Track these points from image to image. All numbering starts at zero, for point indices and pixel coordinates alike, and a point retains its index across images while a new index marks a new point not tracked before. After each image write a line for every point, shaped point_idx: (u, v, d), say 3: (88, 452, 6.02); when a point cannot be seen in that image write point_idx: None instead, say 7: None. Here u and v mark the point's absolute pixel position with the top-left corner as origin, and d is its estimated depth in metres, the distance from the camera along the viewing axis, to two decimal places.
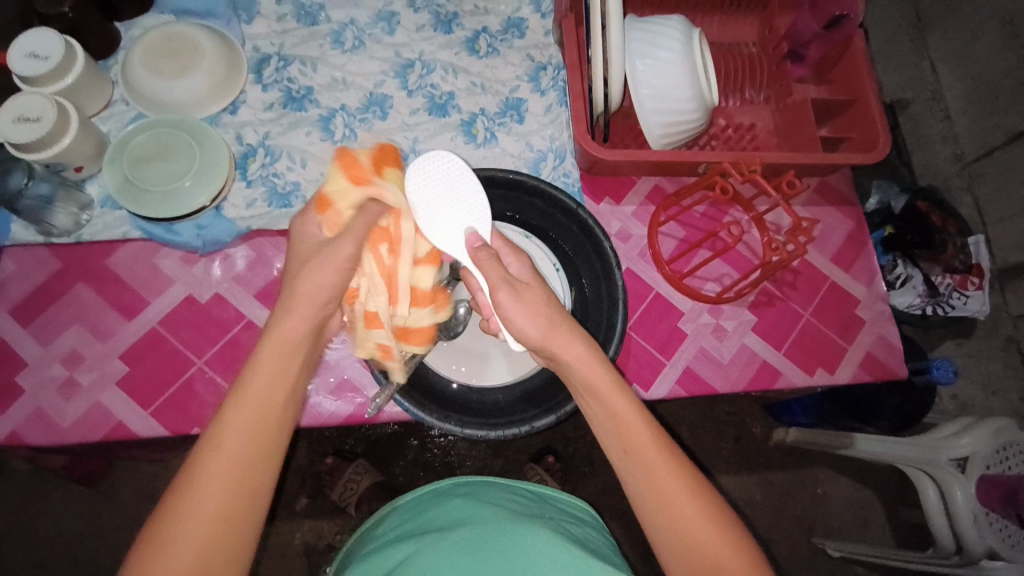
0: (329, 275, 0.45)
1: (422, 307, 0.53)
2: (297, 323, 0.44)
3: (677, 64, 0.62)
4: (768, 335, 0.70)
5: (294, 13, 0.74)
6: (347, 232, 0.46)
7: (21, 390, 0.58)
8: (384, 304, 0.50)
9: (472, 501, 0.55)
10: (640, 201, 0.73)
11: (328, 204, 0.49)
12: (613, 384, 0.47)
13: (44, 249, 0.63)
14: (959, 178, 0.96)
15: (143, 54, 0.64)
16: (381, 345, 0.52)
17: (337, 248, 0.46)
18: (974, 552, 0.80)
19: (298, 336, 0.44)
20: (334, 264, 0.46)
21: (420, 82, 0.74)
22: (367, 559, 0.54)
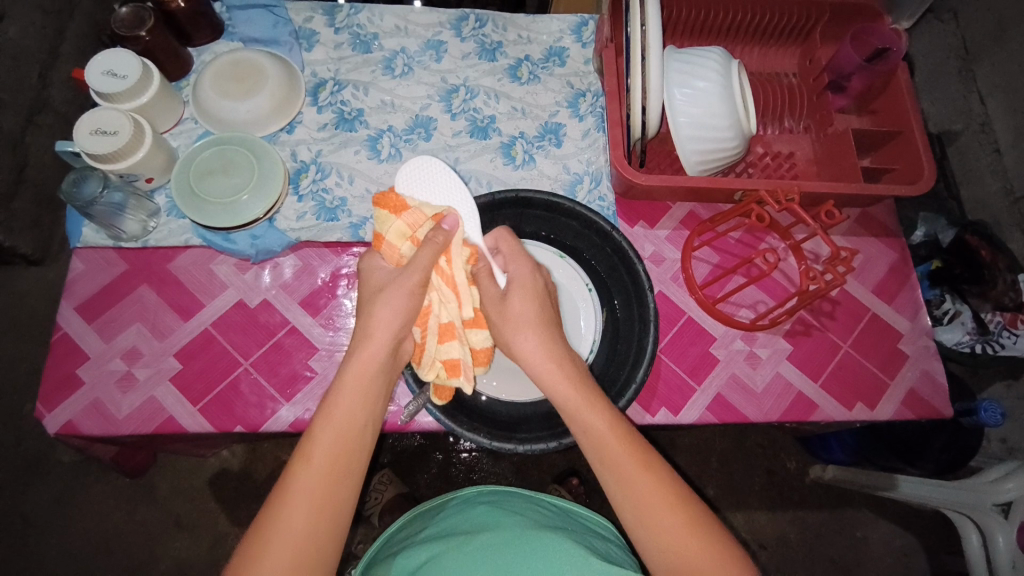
0: (399, 304, 0.50)
1: (480, 328, 0.57)
2: (379, 349, 0.49)
3: (716, 93, 0.63)
4: (804, 365, 0.69)
5: (351, 41, 0.79)
6: (415, 262, 0.51)
7: (81, 381, 0.62)
8: (456, 310, 0.54)
9: (495, 509, 0.56)
10: (674, 226, 0.74)
11: (383, 238, 0.55)
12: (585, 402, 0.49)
13: (112, 252, 0.67)
14: (1010, 214, 0.93)
15: (213, 78, 0.70)
16: (451, 359, 0.55)
17: (405, 277, 0.51)
18: None
19: (378, 365, 0.48)
20: (405, 289, 0.50)
21: (463, 107, 0.77)
22: (392, 561, 0.55)
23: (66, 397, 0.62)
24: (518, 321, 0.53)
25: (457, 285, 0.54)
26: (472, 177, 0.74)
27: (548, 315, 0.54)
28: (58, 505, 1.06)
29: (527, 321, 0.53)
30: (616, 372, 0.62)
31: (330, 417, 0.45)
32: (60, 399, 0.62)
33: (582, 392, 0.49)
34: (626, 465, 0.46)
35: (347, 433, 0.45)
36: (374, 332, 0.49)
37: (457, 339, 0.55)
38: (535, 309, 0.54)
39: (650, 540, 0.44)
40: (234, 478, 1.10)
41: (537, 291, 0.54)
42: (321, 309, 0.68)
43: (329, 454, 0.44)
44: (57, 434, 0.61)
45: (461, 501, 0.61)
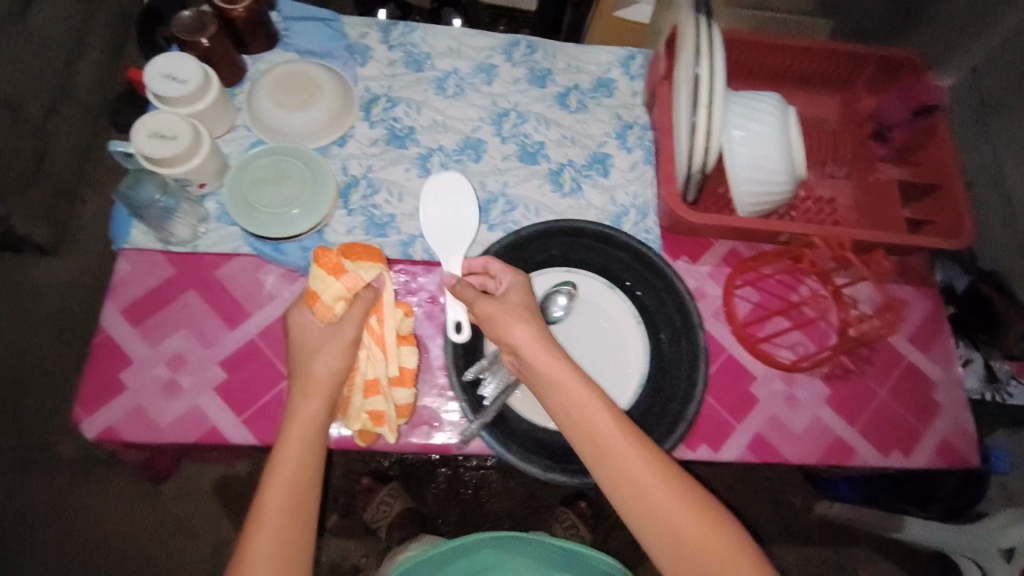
0: (333, 358, 0.55)
1: (406, 385, 0.63)
2: (314, 406, 0.54)
3: (775, 138, 0.64)
4: (842, 410, 0.70)
5: (404, 59, 0.79)
6: (349, 318, 0.57)
7: (124, 385, 0.61)
8: (382, 367, 0.60)
9: (501, 550, 0.58)
10: (716, 262, 0.74)
11: (317, 296, 0.57)
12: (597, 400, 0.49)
13: (160, 255, 0.66)
14: None
15: (270, 88, 0.71)
16: (376, 411, 0.61)
17: (342, 334, 0.56)
18: None
19: (315, 418, 0.54)
20: (339, 346, 0.56)
21: (514, 131, 0.78)
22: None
23: (109, 401, 0.61)
24: (508, 309, 0.53)
25: (384, 343, 0.59)
26: (521, 202, 0.75)
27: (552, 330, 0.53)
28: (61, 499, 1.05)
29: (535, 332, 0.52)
30: (663, 407, 0.62)
31: (265, 505, 0.49)
32: (100, 404, 0.60)
33: (593, 395, 0.49)
34: (624, 455, 0.47)
35: (296, 464, 0.51)
36: (313, 393, 0.54)
37: (381, 395, 0.60)
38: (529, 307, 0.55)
39: (650, 519, 0.46)
40: (239, 487, 1.08)
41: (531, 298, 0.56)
42: None
43: (281, 510, 0.49)
44: (93, 440, 0.60)
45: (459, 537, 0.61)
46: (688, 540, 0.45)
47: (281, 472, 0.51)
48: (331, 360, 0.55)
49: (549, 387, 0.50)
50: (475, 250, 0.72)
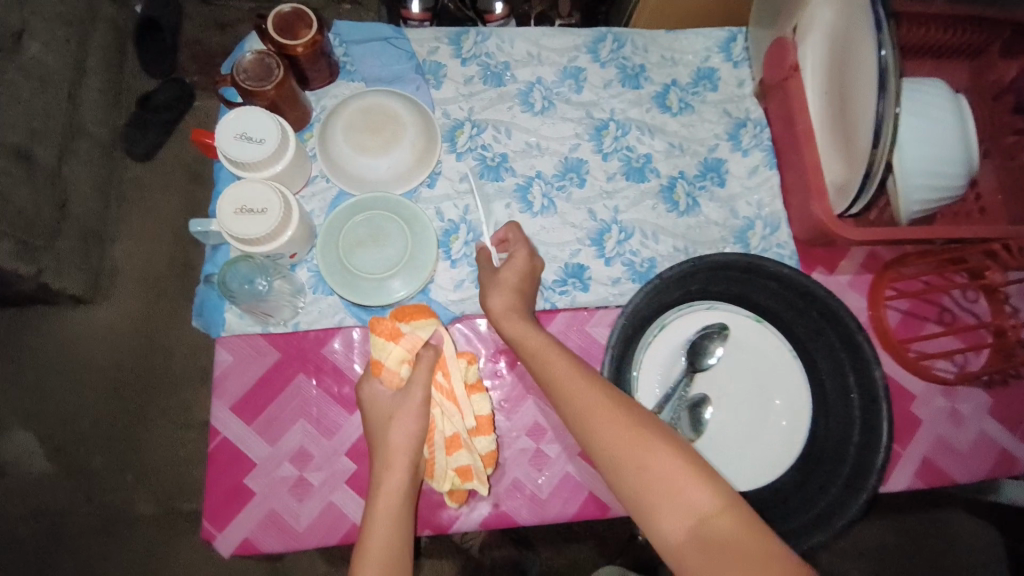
0: (408, 428, 0.50)
1: (486, 433, 0.56)
2: (395, 478, 0.49)
3: (955, 140, 0.56)
4: (1007, 419, 0.65)
5: (481, 73, 0.70)
6: (416, 379, 0.51)
7: (251, 492, 0.56)
8: (459, 422, 0.54)
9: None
10: (855, 270, 0.68)
11: (381, 363, 0.53)
12: (650, 441, 0.45)
13: (261, 337, 0.60)
14: None
15: (346, 132, 0.62)
16: (462, 466, 0.54)
17: (410, 398, 0.51)
18: None
19: (399, 491, 0.49)
20: (410, 413, 0.50)
21: (615, 145, 0.69)
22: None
23: (239, 510, 0.56)
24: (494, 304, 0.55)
25: (456, 396, 0.54)
26: (635, 227, 0.67)
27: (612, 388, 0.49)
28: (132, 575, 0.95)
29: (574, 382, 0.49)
30: (838, 450, 0.56)
31: None
32: (229, 516, 0.56)
33: (639, 433, 0.46)
34: (588, 406, 0.47)
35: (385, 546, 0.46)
36: (392, 465, 0.49)
37: (466, 448, 0.54)
38: (516, 291, 0.56)
39: (617, 459, 0.45)
40: None
41: (519, 286, 0.56)
42: (498, 389, 0.62)
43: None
44: (230, 556, 0.55)
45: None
46: (652, 477, 0.44)
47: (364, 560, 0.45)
48: (405, 426, 0.50)
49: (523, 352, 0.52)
50: (597, 290, 0.65)
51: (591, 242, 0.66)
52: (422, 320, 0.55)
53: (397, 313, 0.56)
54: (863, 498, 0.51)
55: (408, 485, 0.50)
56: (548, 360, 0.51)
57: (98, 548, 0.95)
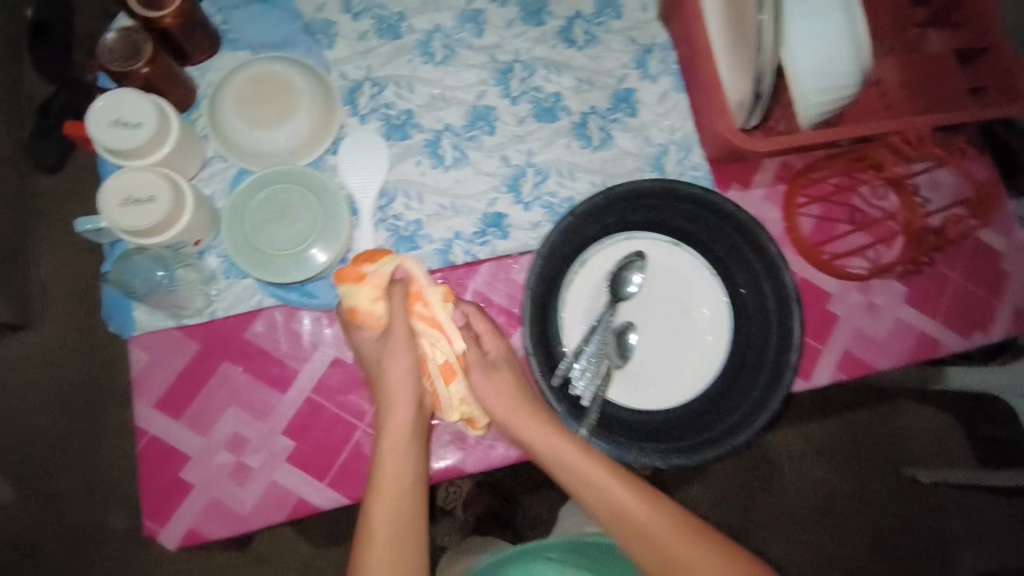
0: (399, 367, 0.54)
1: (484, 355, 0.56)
2: (401, 415, 0.54)
3: (845, 37, 0.56)
4: (920, 305, 0.69)
5: (375, 27, 0.66)
6: (394, 320, 0.54)
7: (189, 485, 0.57)
8: (447, 347, 0.55)
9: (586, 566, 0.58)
10: (769, 182, 0.70)
11: (356, 308, 0.55)
12: (586, 462, 0.52)
13: (176, 331, 0.59)
14: None
15: (233, 104, 0.59)
16: (465, 395, 0.57)
17: (393, 338, 0.54)
18: None
19: (406, 426, 0.53)
20: (399, 351, 0.54)
21: (523, 88, 0.67)
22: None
23: (179, 504, 0.57)
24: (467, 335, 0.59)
25: (438, 322, 0.54)
26: (552, 169, 0.67)
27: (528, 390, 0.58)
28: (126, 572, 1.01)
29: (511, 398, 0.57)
30: (759, 354, 0.59)
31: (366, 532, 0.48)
32: (170, 511, 0.57)
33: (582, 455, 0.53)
34: (553, 447, 0.54)
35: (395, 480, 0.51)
36: (395, 402, 0.54)
37: (460, 374, 0.56)
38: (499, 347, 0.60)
39: (587, 493, 0.52)
40: None
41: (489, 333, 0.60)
42: None
43: (389, 526, 0.49)
44: (178, 549, 0.57)
45: (562, 552, 0.64)
46: (616, 506, 0.51)
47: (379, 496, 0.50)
48: (398, 366, 0.54)
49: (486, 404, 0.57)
50: (519, 236, 0.65)
51: (507, 188, 0.66)
52: (382, 259, 0.55)
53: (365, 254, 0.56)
54: (781, 393, 0.56)
55: (414, 429, 0.54)
56: (516, 413, 0.56)
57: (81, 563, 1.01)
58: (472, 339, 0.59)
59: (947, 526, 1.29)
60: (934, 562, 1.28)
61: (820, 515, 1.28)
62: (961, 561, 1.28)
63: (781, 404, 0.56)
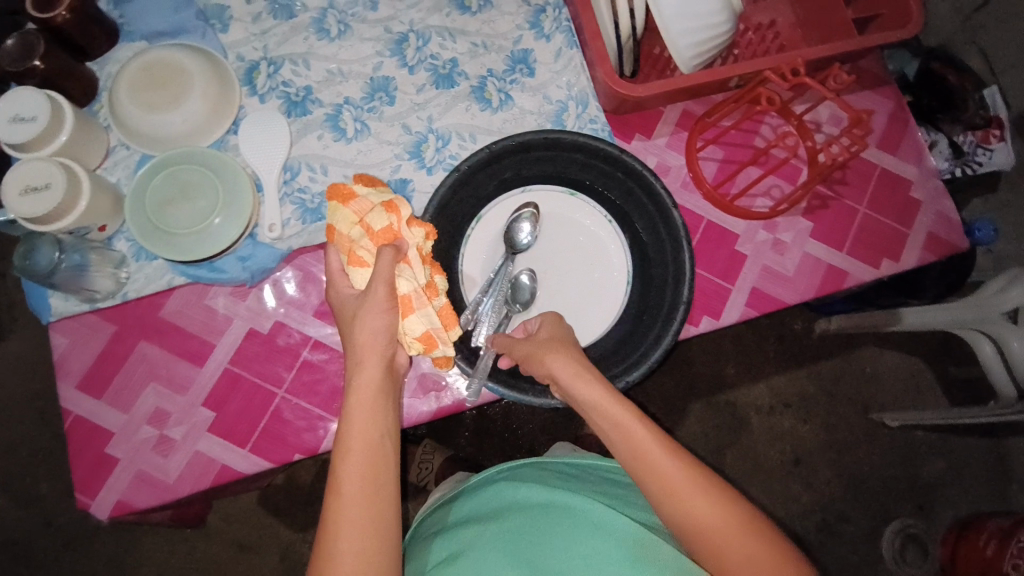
0: (375, 321, 0.51)
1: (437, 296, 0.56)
2: (371, 370, 0.50)
3: None
4: (828, 238, 0.69)
5: (269, 8, 0.68)
6: (376, 276, 0.51)
7: (116, 459, 0.60)
8: (411, 283, 0.53)
9: (512, 483, 0.60)
10: (671, 130, 0.71)
11: (333, 228, 0.56)
12: (611, 403, 0.51)
13: (93, 315, 0.62)
14: (961, 33, 1.06)
15: (129, 91, 0.61)
16: (423, 333, 0.54)
17: (373, 293, 0.51)
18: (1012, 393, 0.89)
19: (378, 379, 0.50)
20: (376, 307, 0.51)
21: (419, 56, 0.69)
22: (426, 548, 0.60)
23: (108, 476, 0.59)
24: (542, 346, 0.54)
25: (413, 260, 0.54)
26: (452, 132, 0.68)
27: (566, 334, 0.56)
28: (106, 564, 1.05)
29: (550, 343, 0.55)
30: (659, 294, 0.61)
31: (343, 483, 0.45)
32: (100, 484, 0.59)
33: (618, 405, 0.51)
34: (592, 399, 0.51)
35: (370, 424, 0.48)
36: (365, 360, 0.50)
37: (417, 311, 0.53)
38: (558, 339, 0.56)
39: (643, 471, 0.48)
40: (282, 491, 1.08)
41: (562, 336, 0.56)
42: None
43: (359, 474, 0.46)
44: (109, 519, 0.59)
45: (536, 469, 0.63)
46: (667, 489, 0.46)
47: (356, 450, 0.46)
48: (374, 321, 0.51)
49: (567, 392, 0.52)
50: (422, 200, 0.67)
51: (409, 155, 0.67)
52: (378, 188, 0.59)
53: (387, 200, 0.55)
54: (672, 333, 0.58)
55: (383, 381, 0.50)
56: (587, 386, 0.52)
57: (67, 559, 1.04)
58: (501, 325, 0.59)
59: (924, 470, 1.23)
60: (912, 506, 1.22)
61: (793, 468, 1.23)
62: (942, 506, 1.22)
63: (674, 337, 0.58)
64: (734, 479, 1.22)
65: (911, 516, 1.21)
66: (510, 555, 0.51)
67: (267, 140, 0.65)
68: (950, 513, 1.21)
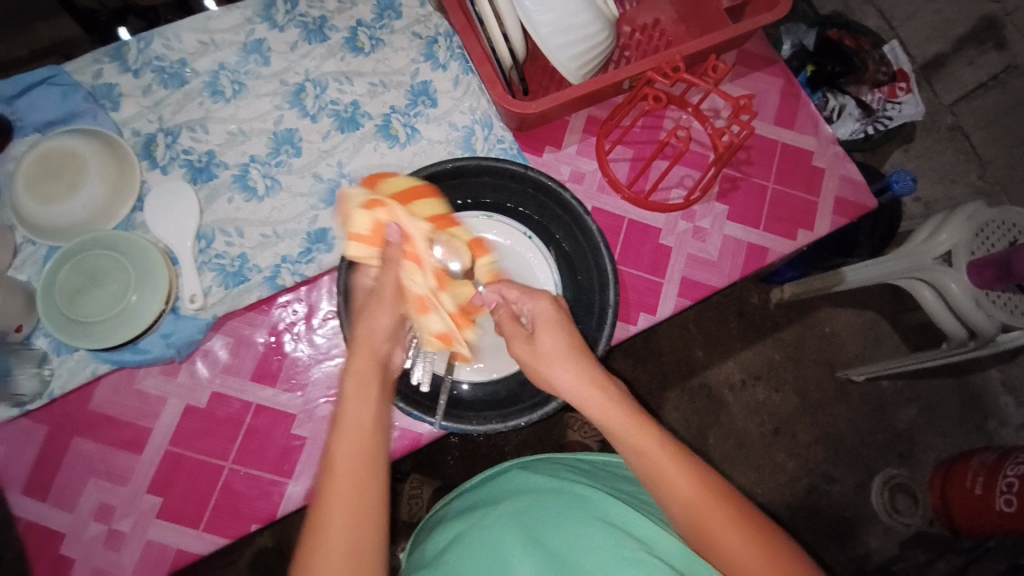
0: (383, 319, 0.52)
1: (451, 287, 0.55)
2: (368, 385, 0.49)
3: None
4: (744, 218, 0.72)
5: (158, 78, 0.68)
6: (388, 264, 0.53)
7: (68, 561, 0.58)
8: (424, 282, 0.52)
9: (524, 471, 0.58)
10: (580, 137, 0.72)
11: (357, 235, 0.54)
12: (636, 426, 0.49)
13: (23, 419, 0.60)
14: None
15: (28, 186, 0.60)
16: (440, 331, 0.55)
17: (382, 293, 0.53)
18: (987, 333, 0.80)
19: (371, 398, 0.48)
20: (386, 308, 0.53)
21: (319, 104, 0.69)
22: (430, 537, 0.58)
23: None
24: (557, 350, 0.53)
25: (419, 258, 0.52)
26: (364, 173, 0.69)
27: (575, 337, 0.54)
28: None
29: (558, 351, 0.53)
30: (589, 299, 0.62)
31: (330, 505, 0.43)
32: None
33: (632, 415, 0.50)
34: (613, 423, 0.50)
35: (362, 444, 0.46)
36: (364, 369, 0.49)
37: (433, 309, 0.54)
38: (560, 342, 0.53)
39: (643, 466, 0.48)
40: (271, 553, 1.05)
41: (560, 321, 0.54)
42: (278, 374, 0.63)
43: (354, 448, 0.45)
44: None
45: (542, 462, 0.60)
46: (659, 475, 0.47)
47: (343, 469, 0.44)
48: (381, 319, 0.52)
49: (563, 392, 0.52)
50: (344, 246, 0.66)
51: (324, 203, 0.67)
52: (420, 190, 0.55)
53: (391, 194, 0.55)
54: (602, 342, 0.59)
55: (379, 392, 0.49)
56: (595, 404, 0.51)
57: None
58: (508, 318, 0.57)
59: (899, 419, 1.26)
60: (894, 456, 1.24)
61: (774, 437, 1.25)
62: (922, 450, 1.25)
63: (608, 341, 0.59)
64: (721, 459, 1.23)
65: (895, 465, 1.24)
66: (522, 534, 0.50)
67: (174, 210, 0.64)
68: (930, 455, 1.24)
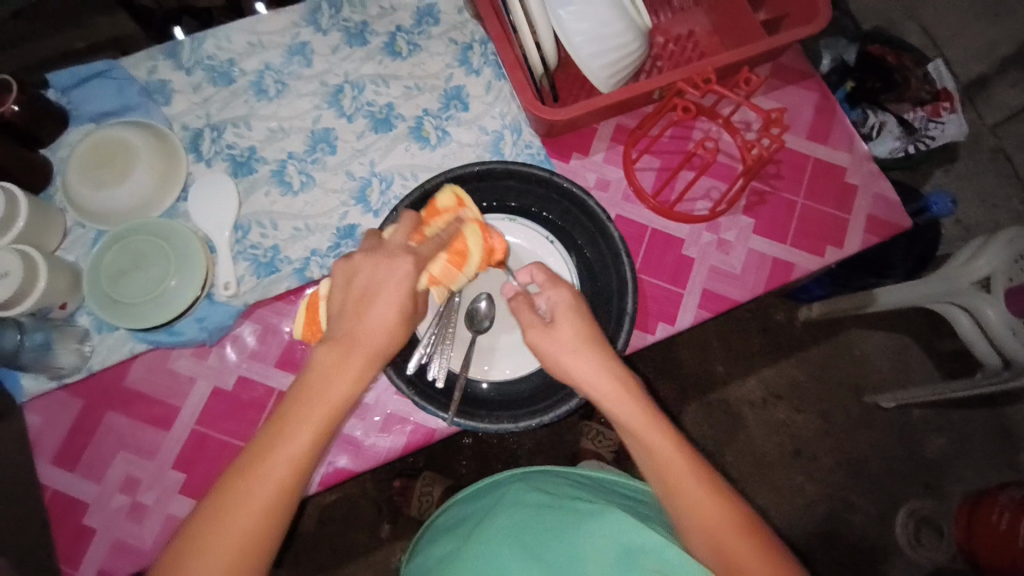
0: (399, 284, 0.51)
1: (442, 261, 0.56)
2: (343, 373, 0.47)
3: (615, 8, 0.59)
4: (771, 232, 0.71)
5: (208, 77, 0.71)
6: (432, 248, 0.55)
7: (94, 529, 0.61)
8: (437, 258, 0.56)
9: (524, 486, 0.58)
10: (607, 145, 0.73)
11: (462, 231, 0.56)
12: (644, 420, 0.50)
13: (62, 391, 0.63)
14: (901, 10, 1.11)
15: (82, 173, 0.64)
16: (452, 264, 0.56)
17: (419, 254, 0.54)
18: (1023, 364, 0.77)
19: (340, 387, 0.47)
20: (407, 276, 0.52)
21: (356, 105, 0.72)
22: (430, 547, 0.58)
23: (87, 548, 0.61)
24: (571, 341, 0.52)
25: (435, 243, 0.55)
26: (394, 174, 0.70)
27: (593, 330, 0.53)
28: None
29: (574, 342, 0.52)
30: (606, 305, 0.62)
31: (255, 477, 0.43)
32: (81, 555, 0.61)
33: (644, 413, 0.50)
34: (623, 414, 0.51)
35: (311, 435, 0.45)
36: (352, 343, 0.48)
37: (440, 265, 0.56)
38: (581, 332, 0.53)
39: (659, 467, 0.48)
40: None
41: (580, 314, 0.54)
42: (301, 362, 0.65)
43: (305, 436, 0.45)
44: None
45: (547, 475, 0.61)
46: (666, 471, 0.48)
47: (280, 450, 0.44)
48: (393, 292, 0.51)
49: (581, 383, 0.52)
50: None
51: (355, 200, 0.69)
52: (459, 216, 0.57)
53: (425, 210, 0.57)
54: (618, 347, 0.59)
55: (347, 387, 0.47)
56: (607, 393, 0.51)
57: None
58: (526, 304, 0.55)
59: (927, 449, 1.21)
60: (920, 486, 1.20)
61: (794, 459, 1.22)
62: (950, 483, 1.20)
63: (625, 341, 0.59)
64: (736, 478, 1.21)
65: (921, 497, 1.20)
66: (521, 550, 0.50)
67: (214, 200, 0.67)
68: (958, 489, 1.20)
